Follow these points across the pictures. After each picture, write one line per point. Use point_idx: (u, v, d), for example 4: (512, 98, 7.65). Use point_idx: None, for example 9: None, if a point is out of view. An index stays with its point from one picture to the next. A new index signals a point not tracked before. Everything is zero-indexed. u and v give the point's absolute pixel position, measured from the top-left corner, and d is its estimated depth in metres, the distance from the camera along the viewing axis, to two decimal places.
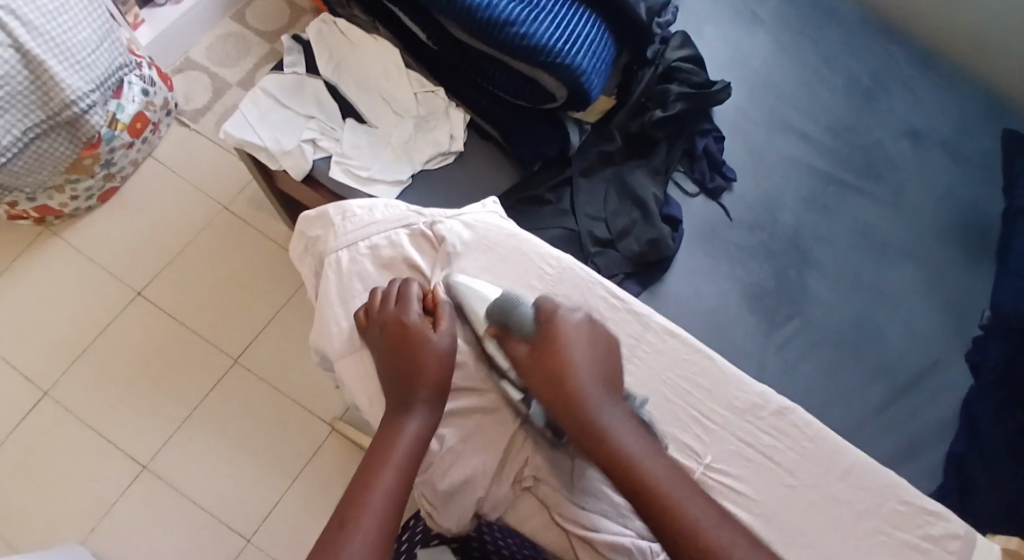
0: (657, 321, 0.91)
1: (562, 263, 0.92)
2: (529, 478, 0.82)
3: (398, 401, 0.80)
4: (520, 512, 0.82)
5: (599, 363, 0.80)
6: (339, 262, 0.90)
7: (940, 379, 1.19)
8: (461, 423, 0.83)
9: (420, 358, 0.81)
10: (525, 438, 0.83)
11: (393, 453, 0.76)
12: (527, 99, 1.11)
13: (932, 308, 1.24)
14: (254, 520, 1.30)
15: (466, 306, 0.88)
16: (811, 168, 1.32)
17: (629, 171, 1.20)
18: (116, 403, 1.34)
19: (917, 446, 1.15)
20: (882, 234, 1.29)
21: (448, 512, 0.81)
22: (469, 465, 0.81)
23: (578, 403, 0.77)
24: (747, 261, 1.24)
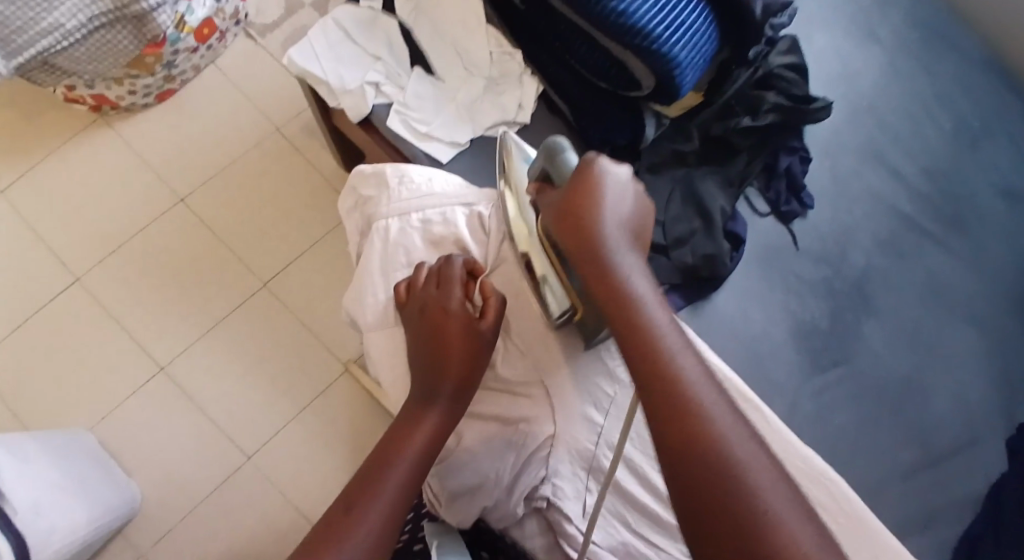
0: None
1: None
2: (543, 498, 0.78)
3: (422, 390, 0.77)
4: (525, 527, 0.80)
5: (626, 211, 0.77)
6: (388, 230, 0.87)
7: (977, 457, 1.12)
8: (477, 420, 0.81)
9: (451, 346, 0.78)
10: (545, 457, 0.79)
11: (408, 446, 0.73)
12: (611, 83, 1.04)
13: (988, 382, 1.16)
14: (257, 439, 1.30)
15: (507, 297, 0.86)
16: (894, 210, 1.23)
17: (700, 177, 1.15)
18: (141, 305, 1.34)
19: (935, 522, 1.09)
20: (955, 296, 1.20)
21: (449, 509, 0.78)
22: (482, 470, 0.77)
23: (590, 235, 0.75)
24: (803, 295, 1.17)
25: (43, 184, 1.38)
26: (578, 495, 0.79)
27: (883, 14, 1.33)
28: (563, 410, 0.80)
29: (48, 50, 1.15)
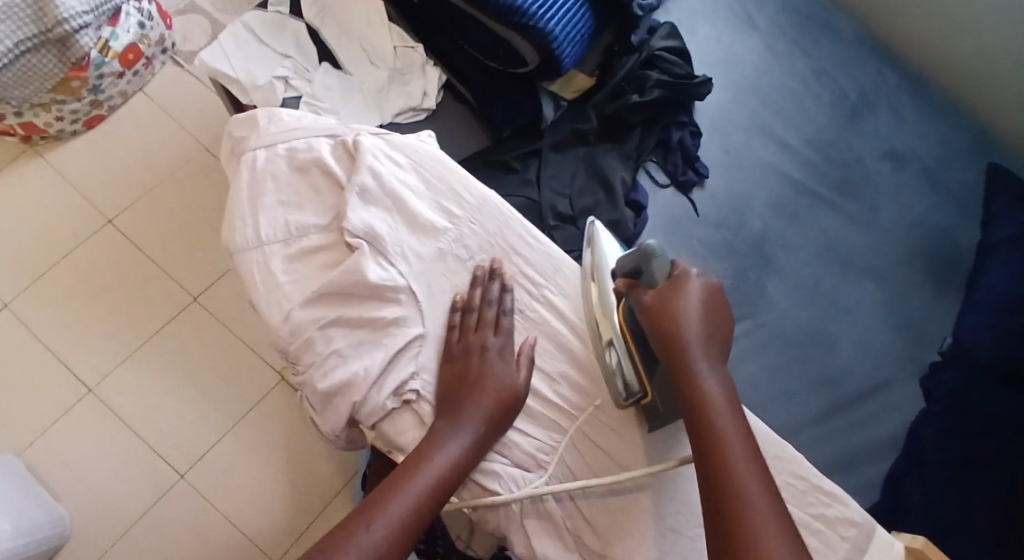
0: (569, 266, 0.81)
1: (485, 194, 0.81)
2: (413, 391, 0.72)
3: (440, 418, 0.71)
4: (398, 424, 0.72)
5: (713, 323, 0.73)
6: (255, 162, 0.77)
7: (887, 400, 1.21)
8: (350, 330, 0.71)
9: (484, 379, 0.72)
10: (417, 353, 0.72)
11: (410, 481, 0.68)
12: (500, 60, 1.12)
13: (889, 327, 1.25)
14: (189, 457, 1.32)
15: (372, 213, 0.76)
16: (785, 177, 1.33)
17: (600, 153, 1.23)
18: (72, 325, 1.36)
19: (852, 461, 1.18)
20: (852, 251, 1.29)
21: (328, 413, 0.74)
22: (352, 367, 0.70)
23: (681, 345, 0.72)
24: (707, 259, 1.26)
25: None
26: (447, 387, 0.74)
27: (761, 6, 1.45)
28: (434, 311, 0.75)
29: None
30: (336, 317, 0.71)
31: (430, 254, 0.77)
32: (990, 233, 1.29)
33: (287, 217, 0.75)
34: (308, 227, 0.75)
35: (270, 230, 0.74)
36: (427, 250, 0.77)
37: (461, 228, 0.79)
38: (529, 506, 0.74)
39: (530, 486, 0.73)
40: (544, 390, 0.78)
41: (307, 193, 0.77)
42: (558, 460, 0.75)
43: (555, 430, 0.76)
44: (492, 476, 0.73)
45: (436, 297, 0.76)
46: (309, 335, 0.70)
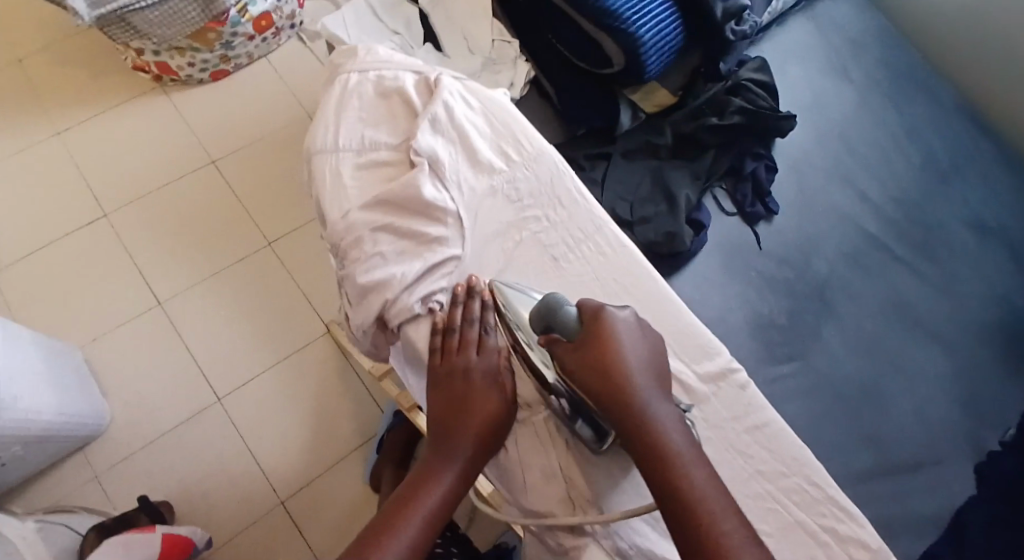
0: (612, 230, 0.77)
1: (546, 146, 0.78)
2: (439, 305, 0.71)
3: (438, 446, 0.69)
4: (420, 334, 0.72)
5: (647, 361, 0.69)
6: (346, 81, 0.78)
7: (937, 472, 1.10)
8: (396, 238, 0.71)
9: (470, 402, 0.69)
10: (452, 271, 0.72)
11: (411, 513, 0.66)
12: (588, 61, 1.19)
13: (951, 399, 1.15)
14: (231, 383, 1.41)
15: (438, 139, 0.75)
16: (860, 229, 1.27)
17: (669, 168, 1.27)
18: (158, 243, 1.48)
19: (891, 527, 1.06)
20: (922, 315, 1.21)
21: (358, 311, 0.71)
22: (391, 270, 0.71)
23: (625, 397, 0.67)
24: (762, 290, 1.22)
25: (96, 132, 1.56)
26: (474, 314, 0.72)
27: (858, 61, 1.44)
28: (478, 239, 0.74)
29: (128, 7, 1.34)
30: (388, 223, 0.71)
31: (482, 189, 0.75)
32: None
33: (362, 132, 0.75)
34: (379, 142, 0.75)
35: (346, 136, 0.74)
36: (479, 183, 0.75)
37: (515, 172, 0.77)
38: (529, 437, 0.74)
39: (536, 417, 0.74)
40: None
41: (384, 116, 0.76)
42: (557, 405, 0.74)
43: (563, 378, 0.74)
44: None
45: (479, 228, 0.74)
46: (359, 235, 0.71)
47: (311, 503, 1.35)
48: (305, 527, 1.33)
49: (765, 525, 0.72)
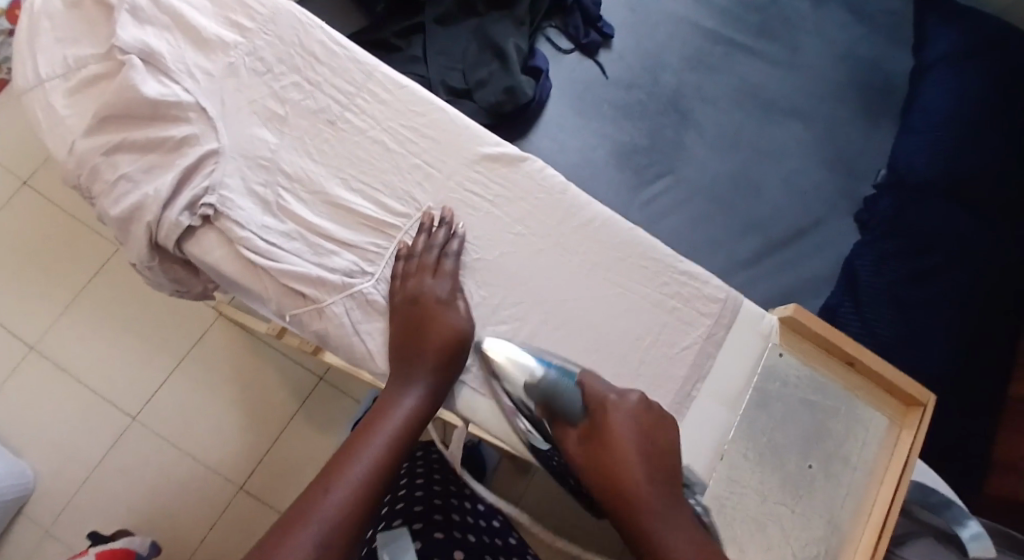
0: (384, 73, 0.72)
1: (279, 1, 0.72)
2: (210, 206, 0.65)
3: (394, 369, 0.65)
4: (203, 245, 0.65)
5: (652, 451, 0.62)
6: (31, 2, 0.70)
7: (826, 235, 1.11)
8: (139, 155, 0.65)
9: (426, 325, 0.65)
10: (213, 168, 0.66)
11: (375, 436, 0.62)
12: None
13: (823, 165, 1.14)
14: (140, 399, 1.24)
15: (148, 31, 0.68)
16: (697, 28, 1.20)
17: (491, 23, 1.14)
18: (5, 284, 1.27)
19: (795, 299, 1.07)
20: (775, 93, 1.17)
21: (129, 246, 0.65)
22: (143, 191, 0.64)
23: (623, 490, 0.60)
24: (618, 119, 1.16)
25: None
26: (255, 208, 0.67)
27: None
28: (232, 128, 0.68)
29: None
30: (122, 138, 0.65)
31: (220, 71, 0.69)
32: (922, 54, 1.17)
33: (65, 53, 0.68)
34: (85, 58, 0.68)
35: (48, 65, 0.68)
36: (217, 66, 0.69)
37: (255, 41, 0.71)
38: (356, 310, 0.66)
39: (357, 289, 0.66)
40: (368, 203, 0.69)
41: (83, 23, 0.69)
42: (386, 260, 0.68)
43: (379, 235, 0.68)
44: (307, 288, 0.66)
45: (233, 114, 0.69)
46: (94, 164, 0.65)
47: (271, 479, 1.21)
48: (271, 496, 1.20)
49: (615, 313, 0.72)
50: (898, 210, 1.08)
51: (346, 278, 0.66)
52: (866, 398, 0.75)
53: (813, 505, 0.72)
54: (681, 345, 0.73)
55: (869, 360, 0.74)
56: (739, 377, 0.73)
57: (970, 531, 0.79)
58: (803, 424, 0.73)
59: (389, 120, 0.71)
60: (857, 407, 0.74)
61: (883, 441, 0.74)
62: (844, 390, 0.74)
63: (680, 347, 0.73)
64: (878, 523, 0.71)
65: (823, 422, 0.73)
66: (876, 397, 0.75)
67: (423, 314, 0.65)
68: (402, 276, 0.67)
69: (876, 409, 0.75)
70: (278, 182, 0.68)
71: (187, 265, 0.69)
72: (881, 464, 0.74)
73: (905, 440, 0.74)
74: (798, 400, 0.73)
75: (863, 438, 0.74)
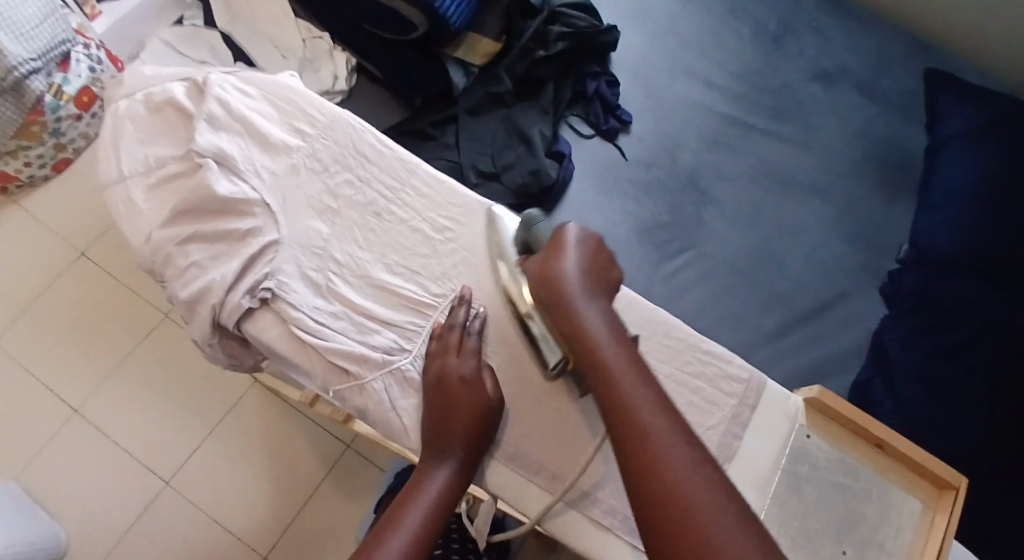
0: (425, 170, 0.80)
1: (334, 109, 0.80)
2: (269, 290, 0.72)
3: (427, 444, 0.69)
4: (258, 324, 0.72)
5: (593, 273, 0.71)
6: (116, 108, 0.79)
7: (848, 312, 1.15)
8: (207, 244, 0.72)
9: (455, 402, 0.69)
10: (272, 257, 0.73)
11: (412, 509, 0.67)
12: (391, 30, 1.18)
13: (840, 240, 1.19)
14: (174, 463, 1.28)
15: (222, 136, 0.76)
16: (714, 112, 1.28)
17: (519, 112, 1.22)
18: (54, 350, 1.32)
19: (819, 372, 1.11)
20: (790, 172, 1.24)
21: (195, 326, 0.72)
22: (210, 276, 0.71)
23: (563, 298, 0.69)
24: (641, 199, 1.22)
25: None
26: (308, 291, 0.73)
27: None
28: (291, 219, 0.75)
29: None
30: (194, 230, 0.72)
31: (283, 170, 0.77)
32: (936, 131, 1.22)
33: (145, 153, 0.76)
34: (163, 157, 0.76)
35: (130, 163, 0.76)
36: (279, 165, 0.77)
37: (313, 144, 0.79)
38: (394, 387, 0.72)
39: (396, 366, 0.72)
40: (410, 287, 0.75)
41: (162, 127, 0.78)
42: (422, 340, 0.73)
43: (418, 315, 0.74)
44: (351, 365, 0.71)
45: (291, 207, 0.76)
46: (167, 252, 0.72)
47: (297, 548, 1.24)
48: None
49: None
50: (924, 283, 1.11)
51: (389, 355, 0.73)
52: (897, 481, 0.79)
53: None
54: (708, 425, 0.78)
55: (895, 442, 0.78)
56: (769, 456, 0.78)
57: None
58: (835, 507, 0.77)
59: (428, 212, 0.78)
60: (889, 489, 0.78)
61: (917, 522, 0.77)
62: (873, 473, 0.79)
63: (706, 426, 0.78)
64: None
65: (853, 504, 0.77)
66: (907, 479, 0.79)
67: (452, 392, 0.70)
68: (434, 356, 0.72)
69: (911, 493, 0.78)
70: (329, 268, 0.75)
71: (243, 342, 0.75)
72: (918, 545, 0.76)
73: (941, 521, 0.76)
74: (829, 482, 0.78)
75: (897, 519, 0.77)
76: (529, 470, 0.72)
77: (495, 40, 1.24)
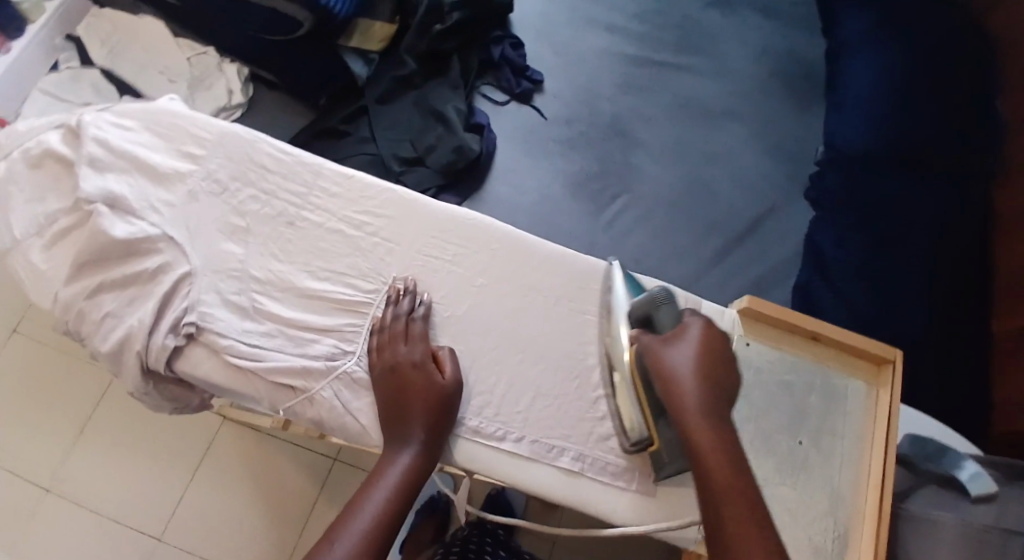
0: (330, 168, 0.78)
1: (224, 126, 0.78)
2: (192, 324, 0.69)
3: (386, 429, 0.68)
4: (190, 362, 0.69)
5: (707, 372, 0.66)
6: None
7: (778, 221, 1.17)
8: (119, 291, 0.69)
9: (408, 386, 0.69)
10: (189, 290, 0.70)
11: (375, 488, 0.65)
12: (281, 32, 1.14)
13: (764, 155, 1.21)
14: (161, 518, 1.22)
15: (109, 178, 0.73)
16: (621, 56, 1.27)
17: (431, 91, 1.19)
18: (8, 432, 1.25)
19: (763, 284, 1.12)
20: (706, 99, 1.24)
21: (125, 376, 0.69)
22: (128, 323, 0.68)
23: (674, 392, 0.65)
24: (566, 153, 1.20)
25: None
26: (234, 316, 0.71)
27: None
28: (200, 247, 0.72)
29: None
30: (102, 279, 0.69)
31: (181, 199, 0.74)
32: (836, 34, 1.25)
33: (35, 212, 0.73)
34: (54, 213, 0.72)
35: (22, 225, 0.72)
36: (176, 195, 0.74)
37: (207, 165, 0.76)
38: (345, 391, 0.70)
39: (341, 370, 0.70)
40: (341, 290, 0.74)
41: (49, 183, 0.74)
42: (363, 337, 0.72)
43: (354, 316, 0.73)
44: (296, 380, 0.70)
45: (198, 235, 0.73)
46: (78, 308, 0.69)
47: None
48: None
49: (584, 339, 0.76)
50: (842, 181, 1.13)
51: (330, 362, 0.71)
52: (837, 367, 0.84)
53: (812, 476, 0.79)
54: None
55: (830, 332, 0.84)
56: None
57: (968, 474, 0.78)
58: (785, 404, 0.81)
59: (343, 209, 0.76)
60: (831, 378, 0.83)
61: (862, 403, 0.82)
62: (813, 367, 0.83)
63: None
64: (881, 467, 0.79)
65: (802, 398, 0.82)
66: (846, 364, 0.85)
67: (402, 376, 0.69)
68: (381, 349, 0.71)
69: (852, 375, 0.84)
70: (251, 290, 0.72)
71: (181, 383, 0.73)
72: (866, 425, 0.82)
73: (885, 394, 0.82)
74: (776, 382, 0.82)
75: (844, 405, 0.82)
76: (492, 441, 0.72)
77: (389, 22, 1.20)
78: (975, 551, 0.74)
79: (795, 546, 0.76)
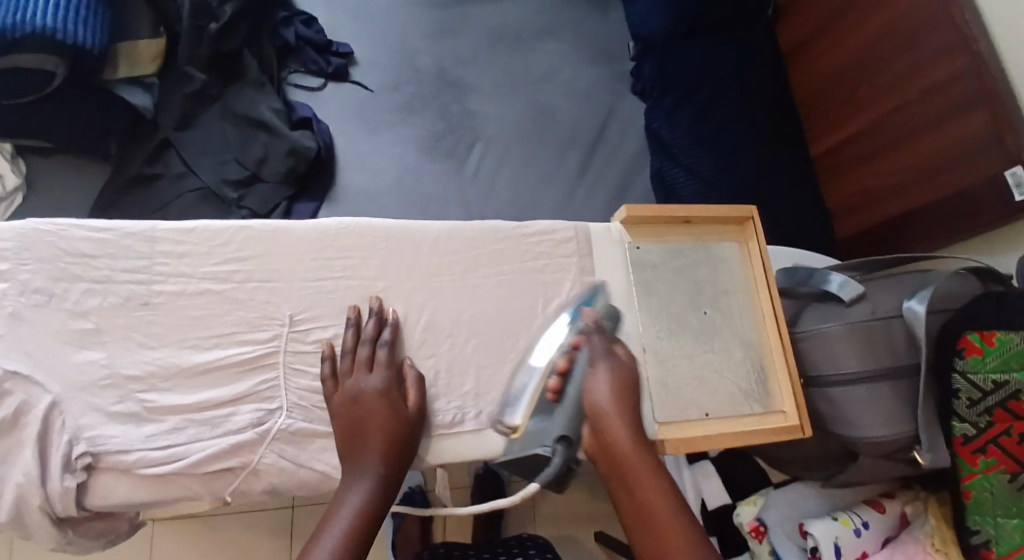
0: (164, 228, 0.69)
1: (12, 227, 0.66)
2: (86, 455, 0.63)
3: (343, 463, 0.66)
4: (97, 493, 0.64)
5: (629, 400, 0.71)
6: None
7: (617, 121, 1.18)
8: None
9: (366, 418, 0.66)
10: (64, 421, 0.63)
11: (330, 527, 0.62)
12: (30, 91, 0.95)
13: (589, 65, 1.21)
14: None
15: None
16: (419, 4, 1.21)
17: (234, 97, 1.07)
18: None
19: (625, 183, 1.14)
20: (518, 24, 1.22)
21: (36, 536, 0.63)
22: (13, 481, 0.62)
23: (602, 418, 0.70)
24: (406, 118, 1.13)
25: None
26: (128, 427, 0.65)
27: None
28: (57, 371, 0.65)
29: None
30: None
31: (8, 325, 0.65)
32: None
33: None
34: None
35: None
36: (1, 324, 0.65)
37: (19, 278, 0.66)
38: (286, 449, 0.67)
39: (274, 431, 0.67)
40: (240, 349, 0.68)
41: None
42: (284, 388, 0.68)
43: (263, 371, 0.68)
44: (230, 461, 0.65)
45: (46, 358, 0.65)
46: None
47: None
48: None
49: (497, 298, 0.75)
50: (662, 68, 1.14)
51: (258, 426, 0.66)
52: (709, 237, 0.82)
53: (722, 337, 0.79)
54: (564, 290, 0.77)
55: (697, 213, 0.81)
56: (620, 283, 0.79)
57: (836, 283, 0.81)
58: (680, 285, 0.80)
59: (202, 264, 0.69)
60: (704, 246, 0.82)
61: (740, 259, 0.82)
62: (693, 249, 0.81)
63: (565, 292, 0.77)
64: (773, 314, 0.80)
65: (692, 277, 0.81)
66: (715, 231, 0.83)
67: (362, 409, 0.66)
68: (341, 379, 0.68)
69: (722, 240, 0.83)
70: (134, 392, 0.66)
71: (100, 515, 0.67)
72: (749, 277, 0.82)
73: (754, 244, 0.82)
74: (667, 270, 0.80)
75: (724, 268, 0.82)
76: (452, 429, 0.71)
77: (154, 37, 1.06)
78: (868, 344, 0.78)
79: (727, 402, 0.78)
